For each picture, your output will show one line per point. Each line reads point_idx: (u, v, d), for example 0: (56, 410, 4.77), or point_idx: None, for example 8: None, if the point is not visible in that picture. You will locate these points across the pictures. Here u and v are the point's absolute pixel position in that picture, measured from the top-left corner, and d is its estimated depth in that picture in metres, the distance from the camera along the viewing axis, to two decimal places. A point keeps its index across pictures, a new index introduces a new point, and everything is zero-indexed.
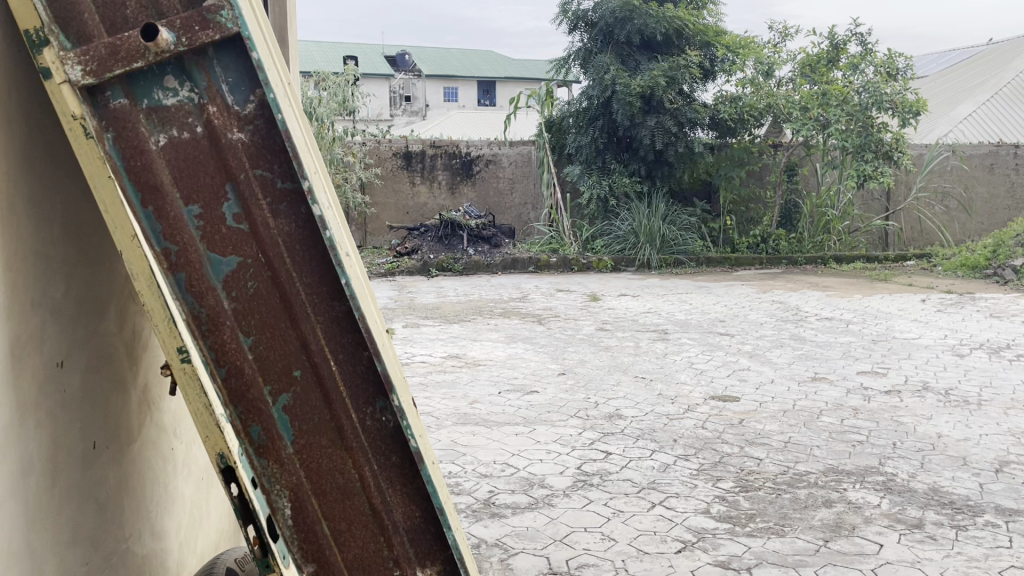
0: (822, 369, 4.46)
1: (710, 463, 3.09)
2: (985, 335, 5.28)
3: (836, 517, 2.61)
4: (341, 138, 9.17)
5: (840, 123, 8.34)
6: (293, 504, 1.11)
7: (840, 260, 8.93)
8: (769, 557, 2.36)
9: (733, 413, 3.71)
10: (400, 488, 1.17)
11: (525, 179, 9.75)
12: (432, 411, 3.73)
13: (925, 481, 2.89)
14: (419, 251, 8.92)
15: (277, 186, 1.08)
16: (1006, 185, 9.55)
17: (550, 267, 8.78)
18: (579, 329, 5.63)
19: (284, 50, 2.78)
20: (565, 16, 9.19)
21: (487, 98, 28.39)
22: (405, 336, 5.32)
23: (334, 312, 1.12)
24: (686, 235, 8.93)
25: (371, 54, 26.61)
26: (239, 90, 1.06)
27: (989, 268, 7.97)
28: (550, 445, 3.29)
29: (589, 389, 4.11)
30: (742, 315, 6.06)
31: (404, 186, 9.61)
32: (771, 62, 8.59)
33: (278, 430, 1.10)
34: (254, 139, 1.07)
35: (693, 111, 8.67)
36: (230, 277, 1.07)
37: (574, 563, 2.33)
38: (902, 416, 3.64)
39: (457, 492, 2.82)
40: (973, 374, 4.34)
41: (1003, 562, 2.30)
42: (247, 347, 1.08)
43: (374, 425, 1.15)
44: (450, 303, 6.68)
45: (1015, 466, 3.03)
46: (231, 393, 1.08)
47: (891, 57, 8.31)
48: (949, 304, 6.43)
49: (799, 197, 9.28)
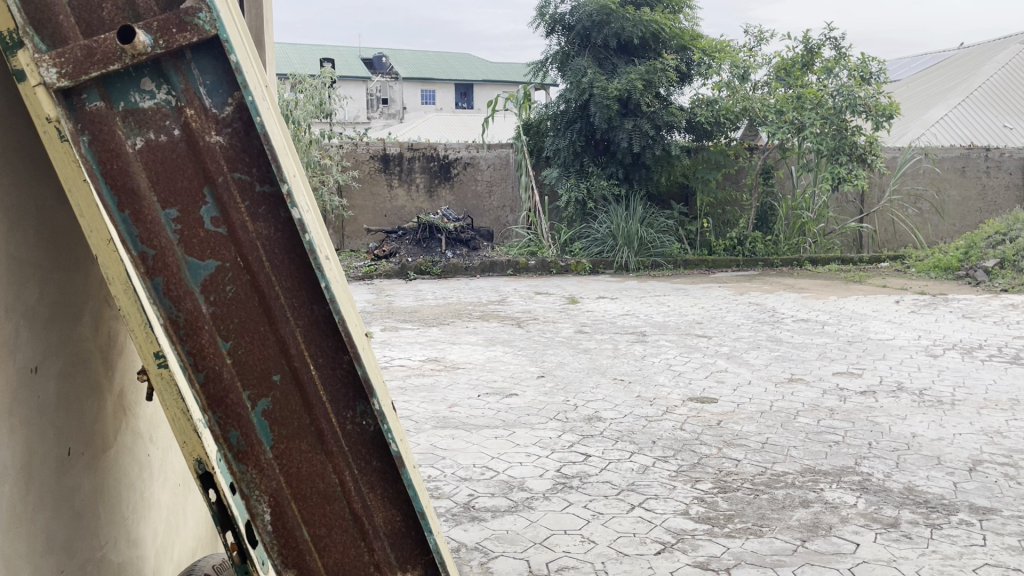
0: (798, 370, 4.50)
1: (689, 464, 3.12)
2: (958, 335, 5.36)
3: (814, 517, 2.63)
4: (318, 141, 9.07)
5: (815, 126, 8.44)
6: (272, 510, 1.09)
7: (816, 262, 9.01)
8: (747, 558, 2.37)
9: (712, 414, 3.74)
10: (381, 493, 1.15)
11: (503, 182, 9.77)
12: (412, 415, 3.72)
13: (901, 480, 2.93)
14: (397, 254, 8.90)
15: (255, 190, 1.06)
16: (977, 187, 9.66)
17: (528, 270, 8.79)
18: (558, 331, 5.66)
19: (260, 54, 2.76)
20: (542, 19, 9.17)
21: (464, 100, 28.41)
22: (383, 340, 5.30)
23: (314, 316, 1.09)
24: (663, 237, 9.01)
25: (348, 56, 26.46)
26: (217, 93, 1.04)
27: (961, 270, 8.11)
28: (530, 448, 3.29)
29: (569, 392, 4.13)
30: (720, 317, 6.11)
31: (381, 189, 9.57)
32: (747, 65, 8.63)
33: (258, 435, 1.09)
34: (232, 142, 1.05)
35: (669, 113, 8.73)
36: (208, 280, 1.05)
37: (554, 565, 2.34)
38: (877, 416, 3.68)
39: (436, 497, 2.81)
40: (947, 374, 4.40)
41: (978, 560, 2.33)
42: (225, 351, 1.06)
43: (355, 429, 1.13)
44: (429, 306, 6.67)
45: (988, 465, 3.07)
46: (210, 399, 1.06)
47: (864, 61, 8.35)
48: (923, 305, 6.52)
49: (774, 199, 9.39)
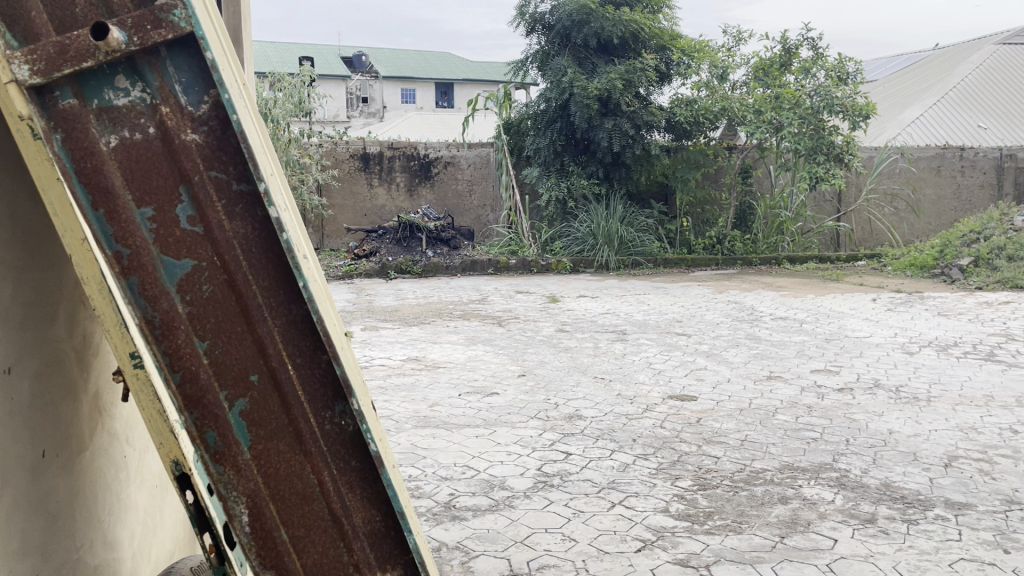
0: (777, 368, 4.54)
1: (669, 462, 3.13)
2: (933, 333, 5.43)
3: (792, 514, 2.65)
4: (298, 140, 9.01)
5: (793, 125, 8.50)
6: (250, 511, 1.07)
7: (794, 260, 9.09)
8: (726, 554, 2.39)
9: (691, 412, 3.76)
10: (359, 493, 1.13)
11: (484, 181, 9.77)
12: (392, 415, 3.71)
13: (877, 476, 2.97)
14: (378, 253, 8.87)
15: (233, 188, 1.04)
16: (952, 186, 9.77)
17: (509, 269, 8.79)
18: (538, 330, 5.66)
19: (239, 52, 2.74)
20: (522, 18, 9.16)
21: (444, 100, 28.34)
22: (363, 339, 5.28)
23: (292, 315, 1.08)
24: (643, 236, 9.05)
25: (327, 54, 26.30)
26: (192, 90, 1.02)
27: (936, 268, 8.21)
28: (511, 447, 3.29)
29: (549, 390, 4.13)
30: (699, 315, 6.14)
31: (361, 189, 9.54)
32: (726, 65, 8.70)
33: (235, 436, 1.06)
34: (208, 140, 1.03)
35: (649, 113, 8.78)
36: (184, 280, 1.03)
37: (534, 563, 2.34)
38: (855, 413, 3.72)
39: (417, 496, 2.80)
40: (922, 370, 4.46)
41: (953, 555, 2.36)
42: (202, 351, 1.04)
43: (333, 428, 1.11)
44: (409, 306, 6.65)
45: (963, 461, 3.11)
46: (186, 399, 1.04)
47: (841, 62, 8.42)
48: (899, 303, 6.59)
49: (753, 198, 9.47)
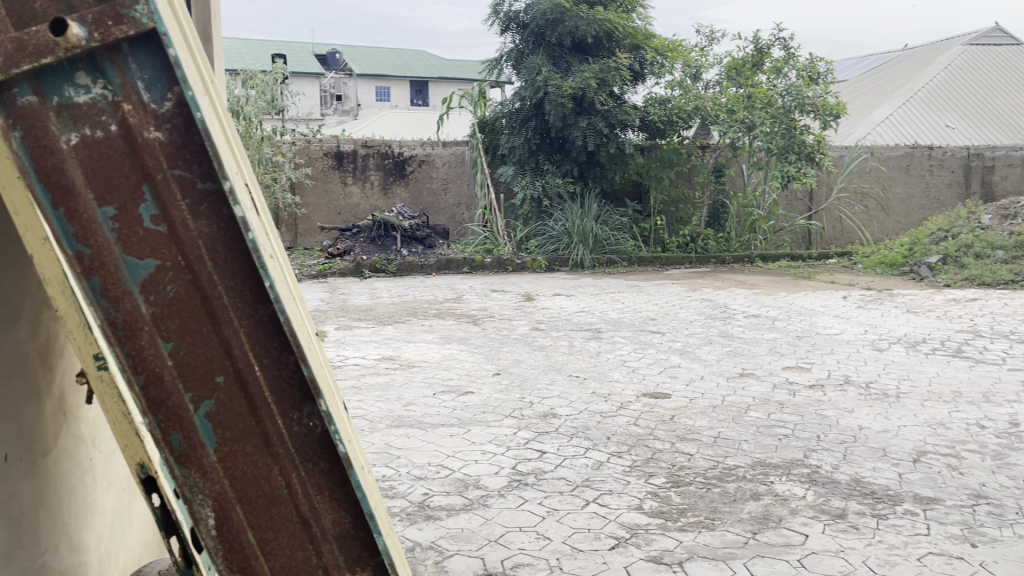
0: (749, 365, 4.57)
1: (643, 459, 3.14)
2: (902, 329, 5.50)
3: (764, 510, 2.67)
4: (270, 138, 8.92)
5: (765, 124, 8.58)
6: (216, 514, 1.06)
7: (766, 258, 9.17)
8: (699, 551, 2.40)
9: (665, 409, 3.78)
10: (329, 495, 1.11)
11: (459, 179, 9.75)
12: (366, 414, 3.69)
13: (848, 472, 3.00)
14: (352, 252, 8.81)
15: (197, 187, 1.01)
16: (921, 185, 9.89)
17: (485, 267, 8.79)
18: (514, 329, 5.66)
19: (208, 48, 2.70)
20: (497, 17, 9.15)
21: (419, 98, 28.23)
22: (337, 339, 5.24)
23: (258, 317, 1.05)
24: (617, 235, 9.08)
25: (300, 52, 26.10)
26: (155, 87, 0.99)
27: (906, 265, 8.32)
28: (485, 446, 3.29)
29: (524, 389, 4.13)
30: (673, 313, 6.18)
31: (335, 187, 9.48)
32: (699, 65, 8.79)
33: (201, 438, 1.04)
34: (171, 138, 1.00)
35: (623, 112, 8.81)
36: (147, 280, 1.01)
37: (508, 562, 2.34)
38: (826, 409, 3.76)
39: (391, 496, 2.79)
40: (892, 367, 4.51)
41: (922, 549, 2.40)
42: (166, 353, 1.02)
43: (301, 431, 1.08)
44: (383, 305, 6.62)
45: (931, 456, 3.16)
46: (151, 402, 1.02)
47: (812, 62, 8.50)
48: (869, 300, 6.67)
49: (726, 197, 9.55)
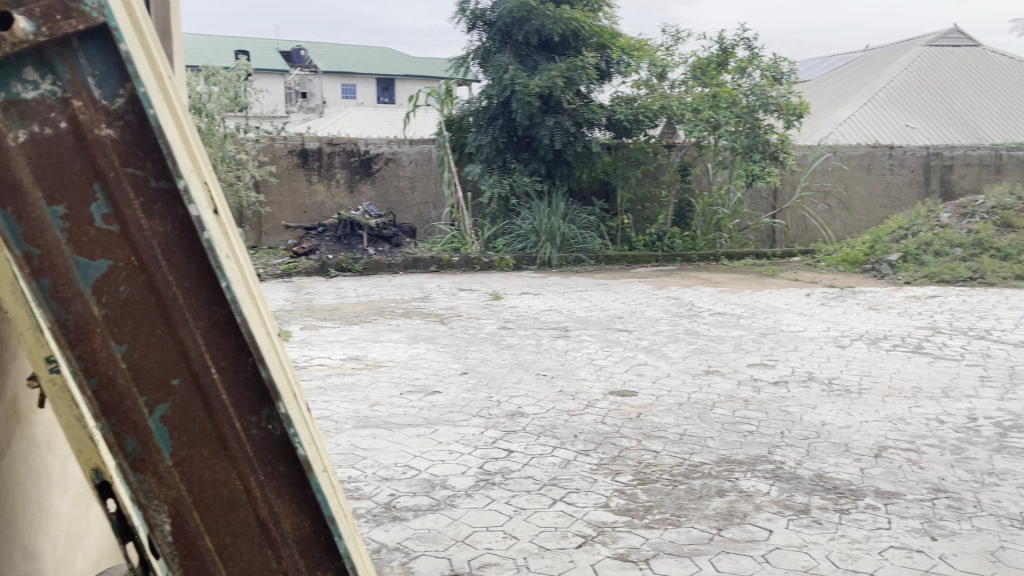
0: (715, 362, 4.61)
1: (610, 457, 3.15)
2: (864, 327, 5.58)
3: (729, 506, 2.70)
4: (234, 135, 8.79)
5: (730, 124, 8.66)
6: (173, 520, 1.03)
7: (731, 257, 9.25)
8: (665, 548, 2.42)
9: (632, 407, 3.79)
10: (289, 499, 1.07)
11: (426, 178, 9.71)
12: (331, 415, 3.66)
13: (811, 467, 3.04)
14: (317, 251, 8.72)
15: (150, 186, 0.98)
16: (882, 184, 10.05)
17: (452, 266, 8.77)
18: (481, 328, 5.65)
19: (167, 44, 2.64)
20: (463, 15, 9.13)
21: (385, 96, 28.06)
22: (303, 339, 5.18)
23: (214, 318, 1.01)
24: (585, 233, 9.10)
25: (264, 49, 25.78)
26: (107, 83, 0.95)
27: (867, 263, 8.45)
28: (452, 446, 3.27)
29: (492, 388, 4.12)
30: (640, 311, 6.21)
31: (300, 185, 9.38)
32: (664, 64, 8.88)
33: (156, 442, 1.01)
34: (124, 136, 0.96)
35: (591, 111, 8.84)
36: (99, 281, 0.97)
37: (475, 563, 2.33)
38: (789, 406, 3.80)
39: (357, 497, 2.76)
40: (854, 363, 4.58)
41: (883, 543, 2.43)
42: (119, 356, 0.98)
43: (260, 434, 1.04)
44: (350, 304, 6.56)
45: (892, 451, 3.21)
46: (103, 406, 0.99)
47: (775, 62, 8.61)
48: (832, 298, 6.76)
49: (692, 196, 9.63)
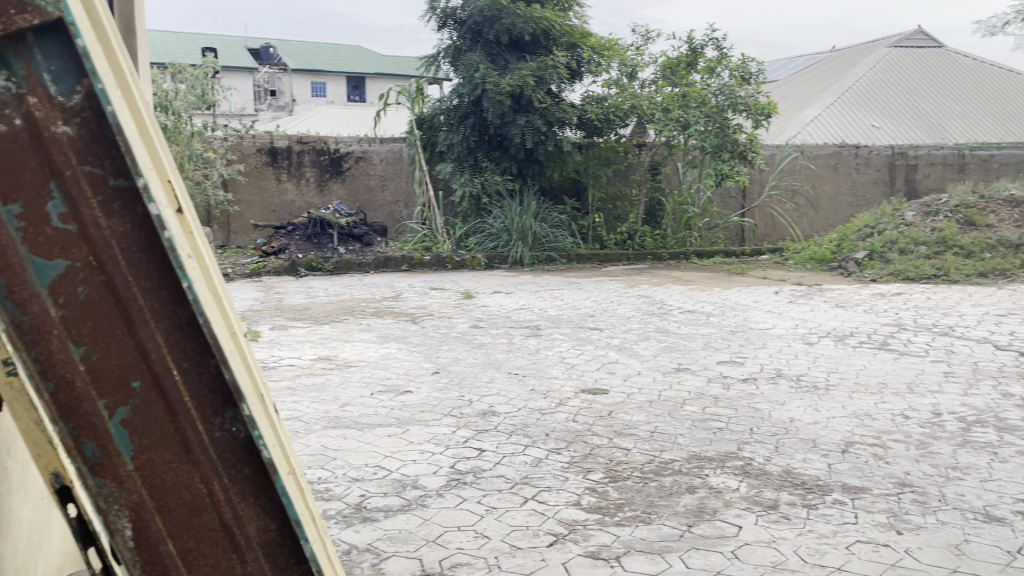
0: (685, 360, 4.64)
1: (581, 455, 3.16)
2: (831, 324, 5.65)
3: (699, 503, 2.72)
4: (201, 133, 8.67)
5: (699, 123, 8.72)
6: (134, 525, 0.99)
7: (701, 255, 9.32)
8: (636, 545, 2.43)
9: (603, 405, 3.81)
10: (253, 502, 1.05)
11: (397, 176, 9.66)
12: (301, 416, 3.62)
13: (780, 463, 3.07)
14: (287, 250, 8.64)
15: (109, 184, 0.95)
16: (849, 183, 10.18)
17: (424, 265, 8.74)
18: (453, 327, 5.63)
19: (130, 40, 2.59)
20: (434, 13, 9.09)
21: (356, 94, 27.88)
22: (272, 339, 5.13)
23: (176, 319, 0.99)
24: (556, 232, 9.12)
25: (232, 45, 25.48)
26: (63, 79, 0.93)
27: (834, 261, 8.57)
28: (423, 446, 3.26)
29: (463, 387, 4.11)
30: (611, 310, 6.23)
31: (269, 184, 9.29)
32: (635, 64, 8.93)
33: (116, 446, 0.98)
34: (81, 134, 0.94)
35: (562, 110, 8.87)
36: (56, 282, 0.94)
37: (446, 562, 2.32)
38: (758, 402, 3.84)
39: (326, 499, 2.74)
40: (822, 360, 4.64)
41: (850, 537, 2.46)
42: (77, 358, 0.95)
43: (223, 437, 1.02)
44: (320, 304, 6.51)
45: (859, 446, 3.25)
46: (62, 409, 0.95)
47: (744, 62, 8.69)
48: (800, 295, 6.84)
49: (662, 195, 9.70)
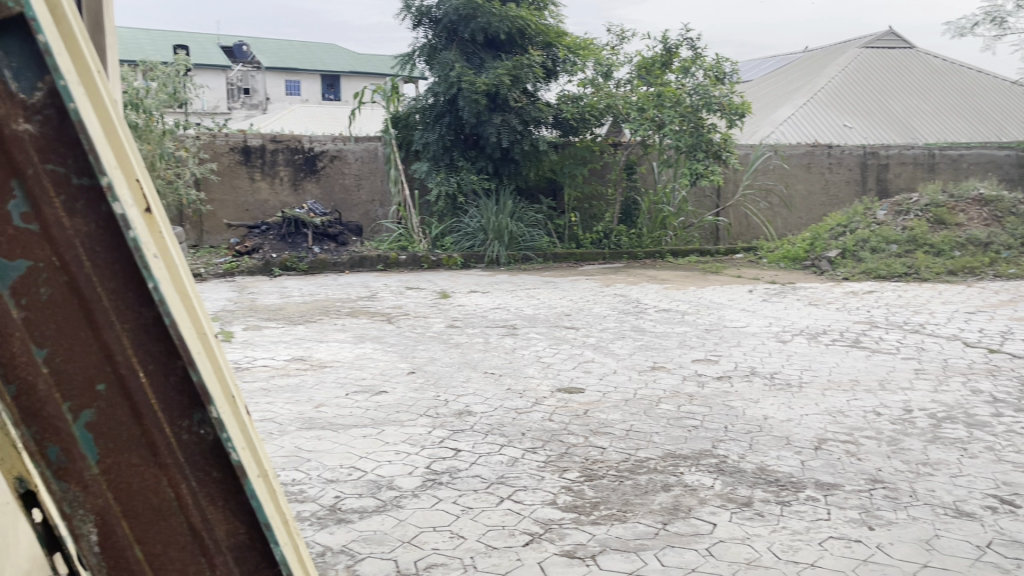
0: (660, 358, 4.66)
1: (557, 454, 3.16)
2: (804, 322, 5.71)
3: (674, 501, 2.73)
4: (172, 132, 8.56)
5: (674, 123, 8.76)
6: (99, 529, 0.97)
7: (676, 254, 9.37)
8: (612, 543, 2.43)
9: (578, 404, 3.81)
10: (222, 505, 1.01)
11: (372, 175, 9.62)
12: (275, 417, 3.59)
13: (754, 461, 3.09)
14: (261, 250, 8.56)
15: (72, 183, 0.91)
16: (821, 182, 10.29)
17: (399, 264, 8.70)
18: (429, 326, 5.61)
19: (98, 37, 2.54)
20: (409, 11, 9.05)
21: (331, 92, 27.69)
22: (245, 340, 5.08)
23: (142, 320, 0.95)
24: (532, 231, 9.13)
25: (205, 43, 25.20)
26: (24, 76, 0.88)
27: (807, 260, 8.66)
28: (398, 446, 3.25)
29: (439, 387, 4.10)
30: (587, 309, 6.24)
31: (242, 183, 9.20)
32: (610, 63, 8.95)
33: (81, 450, 0.95)
34: (43, 131, 0.89)
35: (537, 110, 8.87)
36: (17, 283, 0.90)
37: (421, 563, 2.31)
38: (732, 400, 3.87)
39: (301, 500, 2.71)
40: (795, 358, 4.68)
41: (823, 534, 2.49)
42: (40, 360, 0.92)
43: (191, 440, 0.98)
44: (294, 304, 6.46)
45: (831, 443, 3.29)
46: (23, 412, 0.92)
47: (718, 61, 8.75)
48: (774, 294, 6.90)
49: (637, 194, 9.74)
